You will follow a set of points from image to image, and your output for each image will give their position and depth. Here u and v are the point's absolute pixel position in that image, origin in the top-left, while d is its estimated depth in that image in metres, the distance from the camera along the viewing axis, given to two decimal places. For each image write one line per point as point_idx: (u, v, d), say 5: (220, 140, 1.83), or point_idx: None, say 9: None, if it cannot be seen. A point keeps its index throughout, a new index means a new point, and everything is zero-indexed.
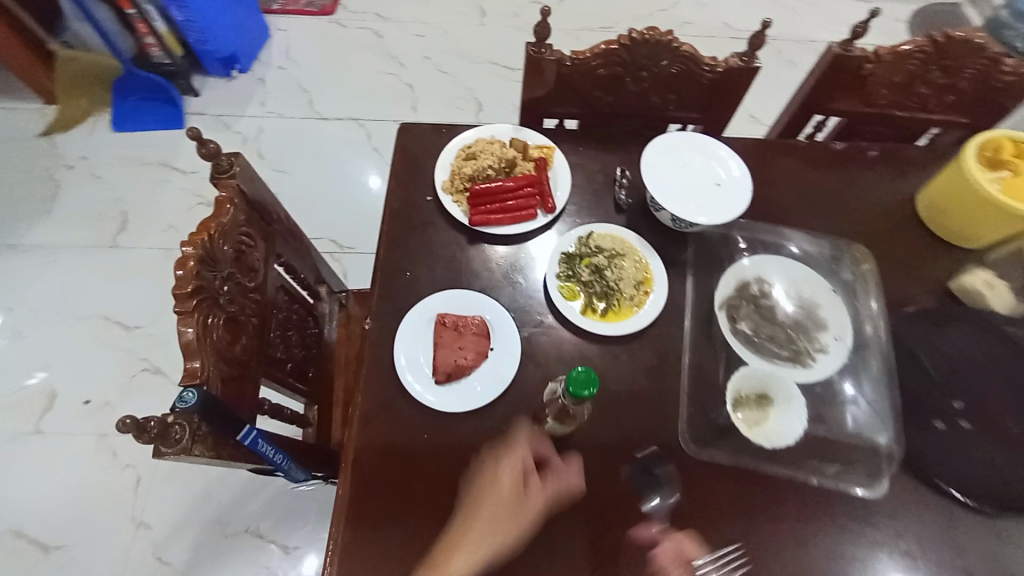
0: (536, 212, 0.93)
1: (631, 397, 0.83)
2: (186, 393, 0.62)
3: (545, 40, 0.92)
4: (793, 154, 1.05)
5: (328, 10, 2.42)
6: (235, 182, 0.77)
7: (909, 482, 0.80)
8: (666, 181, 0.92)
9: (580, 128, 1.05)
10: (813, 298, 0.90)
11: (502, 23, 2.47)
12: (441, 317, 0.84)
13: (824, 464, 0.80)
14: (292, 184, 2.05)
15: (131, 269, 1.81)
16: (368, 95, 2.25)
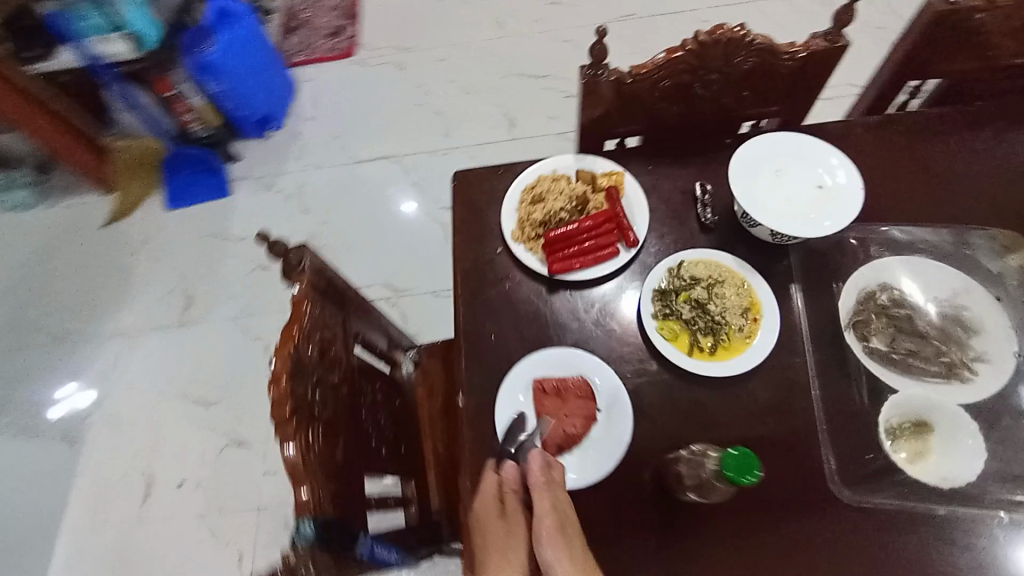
0: (617, 249, 0.86)
1: (765, 444, 0.74)
2: (302, 525, 0.59)
3: (601, 61, 0.84)
4: (901, 129, 0.91)
5: (348, 52, 2.43)
6: (307, 277, 0.74)
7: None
8: (761, 194, 0.83)
9: (646, 145, 0.97)
10: (960, 298, 0.76)
11: (521, 31, 2.39)
12: (540, 382, 0.78)
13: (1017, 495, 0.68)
14: (341, 233, 2.06)
15: (206, 343, 1.87)
16: (400, 130, 2.23)
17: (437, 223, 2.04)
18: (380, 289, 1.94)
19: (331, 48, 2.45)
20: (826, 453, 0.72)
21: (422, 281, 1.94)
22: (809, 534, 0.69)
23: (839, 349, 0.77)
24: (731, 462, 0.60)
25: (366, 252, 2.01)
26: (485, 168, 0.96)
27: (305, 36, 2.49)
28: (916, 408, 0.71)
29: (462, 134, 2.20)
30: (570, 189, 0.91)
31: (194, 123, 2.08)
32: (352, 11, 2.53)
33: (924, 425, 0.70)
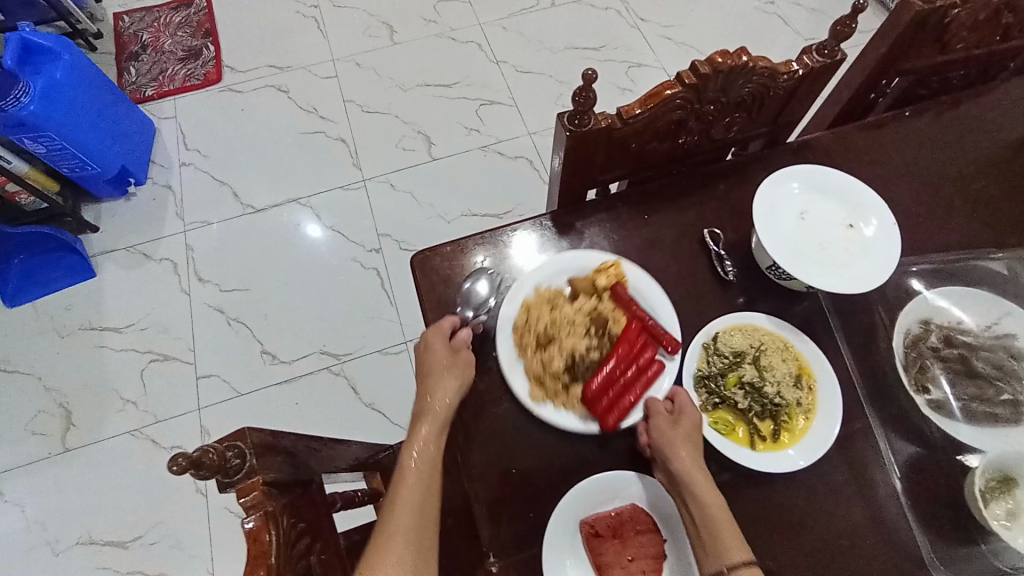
0: (660, 361, 0.69)
1: (852, 536, 0.65)
2: None
3: (587, 108, 0.68)
4: (885, 146, 0.87)
5: (214, 77, 2.02)
6: (259, 481, 0.51)
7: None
8: (790, 243, 0.72)
9: (636, 190, 0.83)
10: (1006, 328, 0.72)
11: (417, 33, 2.12)
12: (591, 525, 0.63)
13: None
14: (254, 300, 1.72)
15: (102, 470, 1.50)
16: (299, 165, 1.90)
17: (367, 268, 1.77)
18: (317, 358, 1.65)
19: (190, 74, 2.03)
20: (916, 535, 0.65)
21: (363, 341, 1.67)
22: None
23: (897, 406, 0.70)
24: None
25: (290, 317, 1.70)
26: (451, 245, 0.79)
27: (153, 63, 2.04)
28: (998, 465, 0.65)
29: (374, 160, 1.91)
30: (572, 308, 0.72)
31: (23, 195, 1.62)
32: (208, 26, 2.11)
33: (1010, 483, 0.64)
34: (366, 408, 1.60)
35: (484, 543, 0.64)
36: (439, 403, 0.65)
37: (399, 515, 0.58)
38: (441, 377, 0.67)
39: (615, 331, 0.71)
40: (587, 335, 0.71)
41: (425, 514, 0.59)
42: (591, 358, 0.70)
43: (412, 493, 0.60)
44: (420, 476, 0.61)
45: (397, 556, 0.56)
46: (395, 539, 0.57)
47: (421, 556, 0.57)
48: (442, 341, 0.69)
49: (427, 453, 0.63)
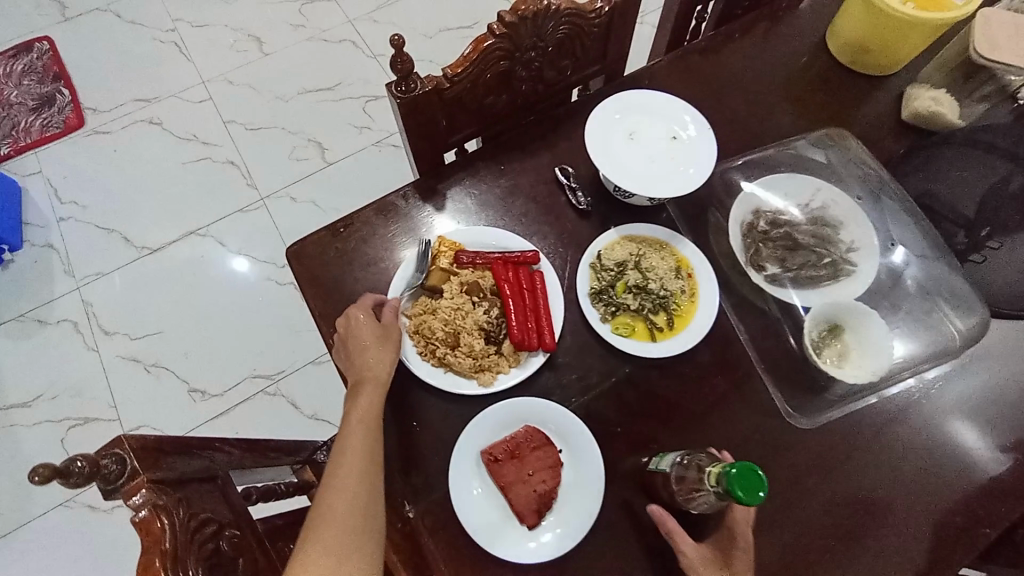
0: (541, 271, 0.76)
1: (720, 405, 0.73)
2: None
3: (410, 73, 0.72)
4: (708, 63, 0.95)
5: (75, 122, 1.90)
6: (143, 478, 0.52)
7: (999, 330, 0.79)
8: (624, 163, 0.79)
9: (489, 145, 0.87)
10: (817, 201, 0.83)
11: (286, 39, 2.07)
12: (489, 452, 0.67)
13: (927, 365, 0.76)
14: (169, 341, 1.66)
15: (40, 549, 1.42)
16: (188, 195, 1.83)
17: (283, 284, 1.74)
18: (250, 383, 1.62)
19: (48, 123, 1.90)
20: (772, 388, 0.74)
21: (293, 356, 1.66)
22: (786, 472, 0.71)
23: (744, 287, 0.80)
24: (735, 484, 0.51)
25: (211, 350, 1.66)
26: (322, 232, 0.80)
27: (3, 119, 1.90)
28: (824, 316, 0.76)
29: (268, 176, 1.87)
30: (446, 298, 0.74)
31: None
32: (57, 70, 1.97)
33: (836, 328, 0.76)
34: (309, 419, 1.59)
35: (396, 494, 0.67)
36: (376, 368, 0.67)
37: (347, 465, 0.61)
38: (373, 347, 0.68)
39: (489, 284, 0.75)
40: (480, 308, 0.74)
41: (373, 462, 0.62)
42: (494, 316, 0.74)
43: (359, 444, 0.63)
44: (365, 429, 0.64)
45: (351, 498, 0.59)
46: (347, 485, 0.60)
47: (373, 498, 0.60)
48: (366, 314, 0.70)
49: (369, 411, 0.65)
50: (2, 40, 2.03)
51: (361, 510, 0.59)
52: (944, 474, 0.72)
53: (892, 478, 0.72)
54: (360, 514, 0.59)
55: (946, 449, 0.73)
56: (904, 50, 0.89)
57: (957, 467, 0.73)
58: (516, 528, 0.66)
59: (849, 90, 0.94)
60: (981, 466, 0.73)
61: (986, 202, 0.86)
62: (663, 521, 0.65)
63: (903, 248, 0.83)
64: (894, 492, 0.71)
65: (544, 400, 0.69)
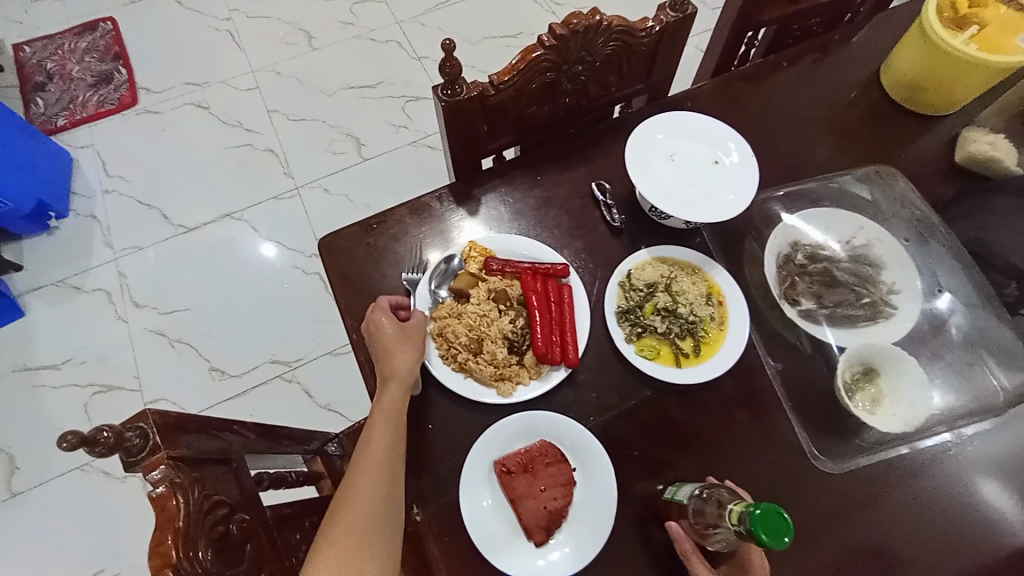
0: (569, 285, 0.75)
1: (741, 439, 0.71)
2: None
3: (457, 77, 0.73)
4: (755, 90, 0.94)
5: (128, 101, 1.98)
6: (164, 456, 0.53)
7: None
8: (663, 183, 0.78)
9: (527, 154, 0.87)
10: (859, 240, 0.80)
11: (335, 36, 2.12)
12: (501, 463, 0.66)
13: (965, 420, 0.73)
14: (194, 319, 1.70)
15: (53, 509, 1.46)
16: (227, 179, 1.88)
17: (309, 274, 1.76)
18: (267, 368, 1.65)
19: (103, 100, 1.98)
20: (797, 428, 0.72)
21: (312, 344, 1.68)
22: (806, 517, 0.68)
23: (776, 321, 0.77)
24: (761, 526, 0.49)
25: (234, 331, 1.69)
26: (356, 227, 0.81)
27: (62, 92, 1.99)
28: (860, 358, 0.73)
29: (304, 166, 1.91)
30: (472, 304, 0.74)
31: None
32: (117, 50, 2.06)
33: (871, 372, 0.73)
34: (321, 409, 1.61)
35: (405, 496, 0.67)
36: (399, 367, 0.66)
37: (368, 455, 0.62)
38: (397, 347, 0.68)
39: (516, 293, 0.75)
40: (505, 317, 0.74)
41: (395, 452, 0.63)
42: (518, 326, 0.73)
43: (382, 437, 0.63)
44: (388, 422, 0.64)
45: (371, 485, 0.60)
46: (368, 475, 0.60)
47: (392, 489, 0.61)
48: (388, 317, 0.69)
49: (395, 402, 0.65)
50: (69, 17, 2.12)
51: (380, 497, 0.60)
52: (978, 538, 0.68)
53: (922, 536, 0.68)
54: (378, 504, 0.59)
55: (980, 511, 0.69)
56: (963, 90, 0.86)
57: (992, 532, 0.69)
58: (524, 544, 0.65)
59: (900, 127, 0.92)
60: (1017, 534, 0.69)
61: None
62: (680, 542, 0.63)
63: (948, 295, 0.79)
64: (920, 549, 0.68)
65: (562, 417, 0.68)
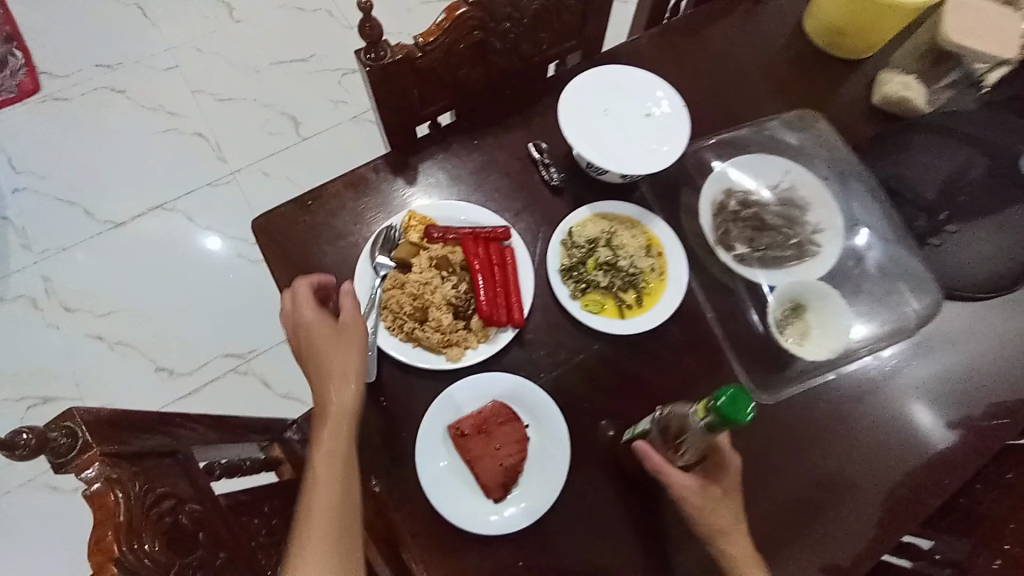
0: (512, 247, 0.76)
1: (686, 380, 0.75)
2: None
3: (379, 39, 0.70)
4: (684, 41, 0.95)
5: (30, 88, 1.80)
6: (98, 454, 0.50)
7: (944, 312, 0.81)
8: (600, 139, 0.79)
9: (463, 117, 0.85)
10: (786, 183, 0.84)
11: (257, 6, 1.99)
12: (456, 427, 0.67)
13: (884, 341, 0.79)
14: (135, 318, 1.61)
15: (3, 529, 1.38)
16: (153, 167, 1.76)
17: (255, 261, 1.70)
18: (220, 362, 1.59)
19: (0, 88, 1.79)
20: (736, 365, 0.75)
21: (265, 334, 1.63)
22: (747, 449, 0.73)
23: (713, 267, 0.80)
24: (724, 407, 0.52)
25: (180, 327, 1.62)
26: (289, 205, 0.78)
27: None
28: (788, 296, 0.78)
29: (238, 150, 1.81)
30: (414, 272, 0.73)
31: None
32: (8, 30, 1.86)
33: (800, 307, 0.78)
34: (282, 398, 1.57)
35: (364, 468, 0.67)
36: (338, 363, 0.64)
37: (323, 466, 0.59)
38: (330, 340, 0.65)
39: (459, 259, 0.74)
40: (449, 283, 0.73)
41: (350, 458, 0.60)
42: (462, 291, 0.73)
43: (333, 444, 0.60)
44: (338, 429, 0.62)
45: (331, 497, 0.57)
46: (325, 490, 0.58)
47: (352, 498, 0.59)
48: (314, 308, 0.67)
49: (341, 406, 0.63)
50: None
51: (341, 512, 0.57)
52: (895, 445, 0.75)
53: (848, 450, 0.74)
54: (340, 517, 0.57)
55: (898, 424, 0.76)
56: (878, 33, 0.90)
57: (907, 439, 0.76)
58: (486, 500, 0.67)
59: (821, 72, 0.95)
60: (929, 438, 0.76)
61: (948, 186, 0.86)
62: (649, 460, 0.64)
63: (867, 231, 0.84)
64: (848, 464, 0.74)
65: (511, 375, 0.69)
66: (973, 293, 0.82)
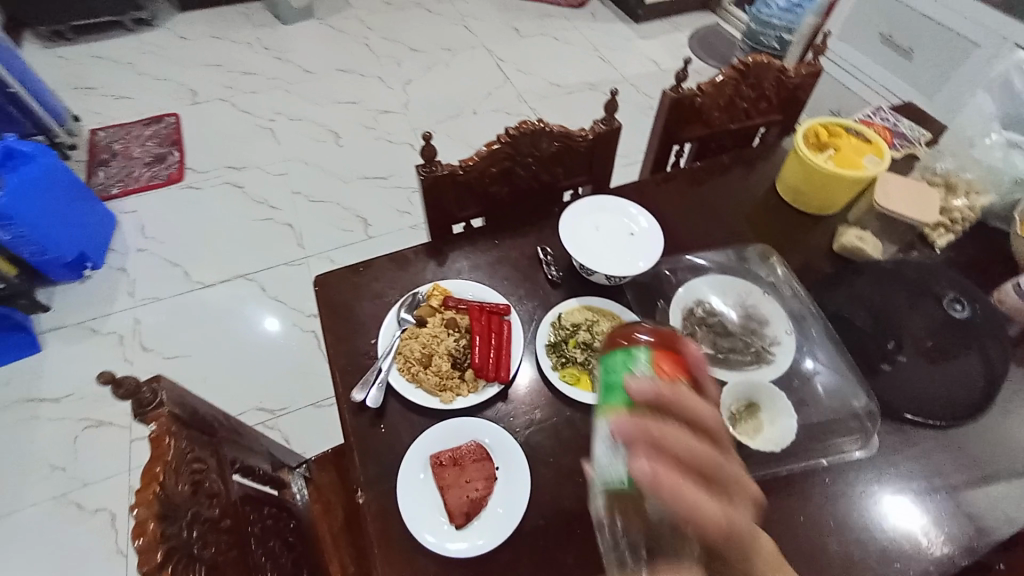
0: (509, 321, 0.94)
1: None
2: None
3: (434, 159, 0.98)
4: (675, 187, 1.19)
5: (176, 177, 2.32)
6: (165, 410, 0.68)
7: (894, 432, 0.88)
8: (591, 247, 1.00)
9: (490, 222, 1.10)
10: (749, 300, 0.99)
11: (359, 136, 2.53)
12: (437, 456, 0.80)
13: (840, 448, 0.85)
14: (194, 365, 1.85)
15: (23, 539, 1.50)
16: (246, 245, 2.15)
17: (305, 331, 1.94)
18: (253, 415, 1.76)
19: (155, 175, 2.33)
20: None
21: (298, 396, 1.80)
22: None
23: None
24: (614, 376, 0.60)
25: (228, 377, 1.83)
26: (346, 269, 1.01)
27: (121, 168, 2.34)
28: (743, 394, 0.89)
29: (316, 240, 2.18)
30: (428, 329, 0.92)
31: None
32: (175, 137, 2.46)
33: (752, 405, 0.88)
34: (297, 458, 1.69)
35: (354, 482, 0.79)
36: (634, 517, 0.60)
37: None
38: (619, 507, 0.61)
39: (465, 324, 0.93)
40: (455, 340, 0.91)
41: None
42: (461, 346, 0.91)
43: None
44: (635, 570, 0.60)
45: None
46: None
47: None
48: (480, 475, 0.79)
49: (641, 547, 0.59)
50: (141, 111, 2.56)
51: None
52: (851, 552, 0.78)
53: (798, 547, 0.78)
54: None
55: (855, 539, 0.79)
56: (832, 197, 1.11)
57: (863, 547, 0.78)
58: (448, 527, 0.76)
59: (790, 221, 1.15)
60: (887, 551, 0.78)
61: (894, 321, 0.98)
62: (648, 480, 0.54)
63: (823, 351, 0.94)
64: (797, 561, 0.77)
65: (489, 421, 0.83)
66: (924, 419, 0.89)
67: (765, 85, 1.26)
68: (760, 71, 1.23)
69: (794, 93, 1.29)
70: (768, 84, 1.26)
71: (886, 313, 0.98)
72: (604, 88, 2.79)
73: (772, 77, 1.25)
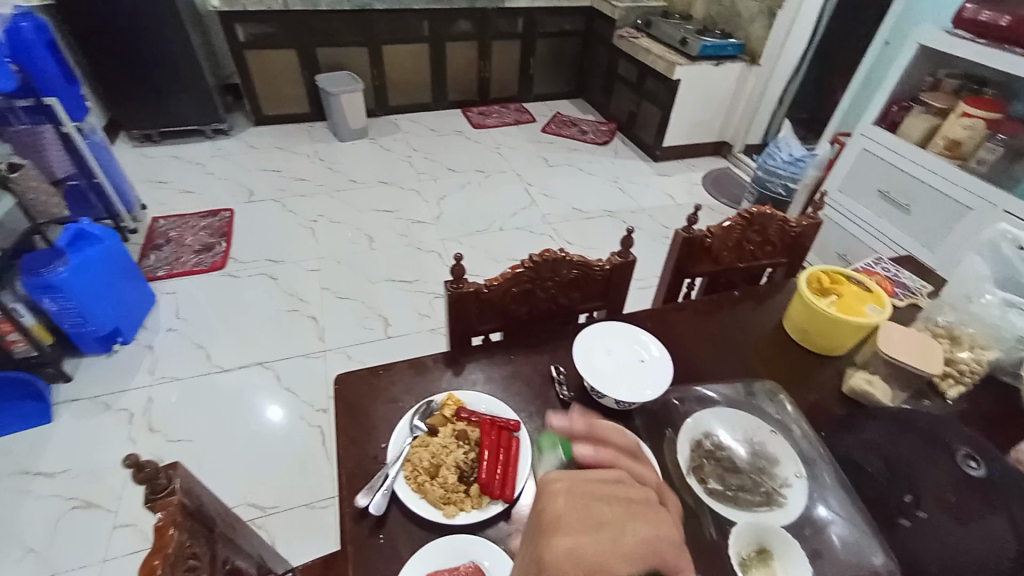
0: (518, 438, 0.95)
1: None
2: None
3: (462, 277, 1.07)
4: (684, 318, 1.26)
5: (219, 265, 2.50)
6: (175, 498, 0.69)
7: None
8: (603, 371, 1.05)
9: (506, 338, 1.16)
10: (758, 439, 0.99)
11: (391, 241, 2.73)
12: (433, 574, 0.76)
13: None
14: (193, 450, 1.82)
15: None
16: (270, 333, 2.23)
17: (311, 426, 1.92)
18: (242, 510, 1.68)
19: (200, 262, 2.51)
20: None
21: (292, 494, 1.72)
22: None
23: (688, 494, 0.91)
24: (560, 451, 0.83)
25: (224, 467, 1.79)
26: (367, 370, 1.06)
27: (171, 253, 2.54)
28: (755, 538, 0.84)
29: (337, 335, 2.25)
30: (439, 438, 0.93)
31: (19, 344, 1.83)
32: (226, 230, 2.69)
33: (765, 552, 0.83)
34: None
35: None
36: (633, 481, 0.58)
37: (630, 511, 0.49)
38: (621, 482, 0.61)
39: (476, 436, 0.94)
40: (463, 452, 0.92)
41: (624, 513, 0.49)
42: (470, 459, 0.92)
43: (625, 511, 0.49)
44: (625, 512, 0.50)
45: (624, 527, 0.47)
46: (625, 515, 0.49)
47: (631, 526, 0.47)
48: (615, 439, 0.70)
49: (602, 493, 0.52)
50: (200, 205, 2.83)
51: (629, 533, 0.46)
52: None
53: None
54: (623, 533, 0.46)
55: None
56: (839, 339, 1.15)
57: None
58: None
59: (797, 360, 1.19)
60: None
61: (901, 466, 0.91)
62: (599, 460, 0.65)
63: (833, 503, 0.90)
64: None
65: (491, 541, 0.80)
66: None
67: (770, 231, 1.37)
68: (763, 219, 1.36)
69: (796, 240, 1.40)
70: (772, 230, 1.37)
71: (908, 466, 0.91)
72: (622, 215, 3.01)
73: (776, 224, 1.37)
